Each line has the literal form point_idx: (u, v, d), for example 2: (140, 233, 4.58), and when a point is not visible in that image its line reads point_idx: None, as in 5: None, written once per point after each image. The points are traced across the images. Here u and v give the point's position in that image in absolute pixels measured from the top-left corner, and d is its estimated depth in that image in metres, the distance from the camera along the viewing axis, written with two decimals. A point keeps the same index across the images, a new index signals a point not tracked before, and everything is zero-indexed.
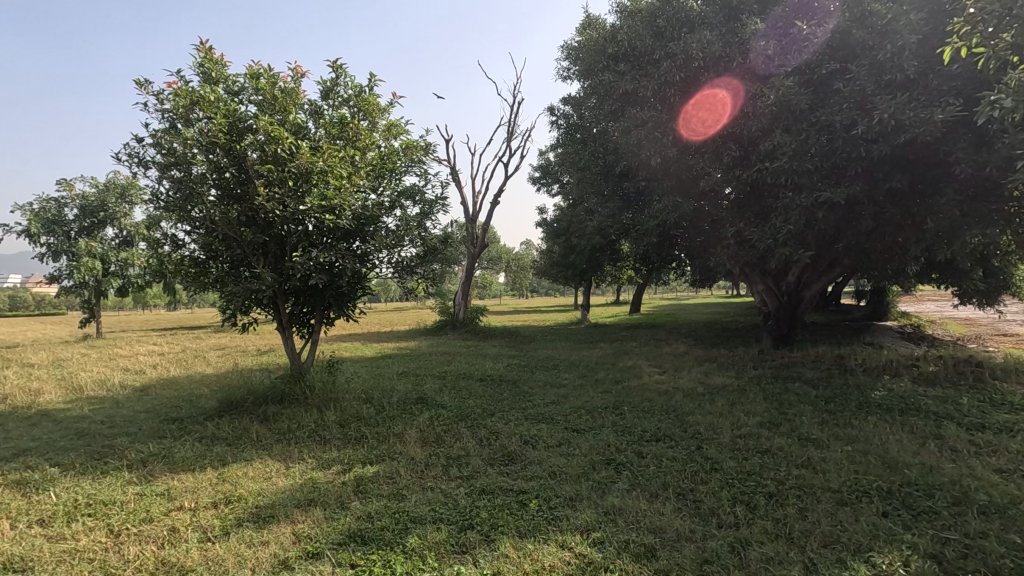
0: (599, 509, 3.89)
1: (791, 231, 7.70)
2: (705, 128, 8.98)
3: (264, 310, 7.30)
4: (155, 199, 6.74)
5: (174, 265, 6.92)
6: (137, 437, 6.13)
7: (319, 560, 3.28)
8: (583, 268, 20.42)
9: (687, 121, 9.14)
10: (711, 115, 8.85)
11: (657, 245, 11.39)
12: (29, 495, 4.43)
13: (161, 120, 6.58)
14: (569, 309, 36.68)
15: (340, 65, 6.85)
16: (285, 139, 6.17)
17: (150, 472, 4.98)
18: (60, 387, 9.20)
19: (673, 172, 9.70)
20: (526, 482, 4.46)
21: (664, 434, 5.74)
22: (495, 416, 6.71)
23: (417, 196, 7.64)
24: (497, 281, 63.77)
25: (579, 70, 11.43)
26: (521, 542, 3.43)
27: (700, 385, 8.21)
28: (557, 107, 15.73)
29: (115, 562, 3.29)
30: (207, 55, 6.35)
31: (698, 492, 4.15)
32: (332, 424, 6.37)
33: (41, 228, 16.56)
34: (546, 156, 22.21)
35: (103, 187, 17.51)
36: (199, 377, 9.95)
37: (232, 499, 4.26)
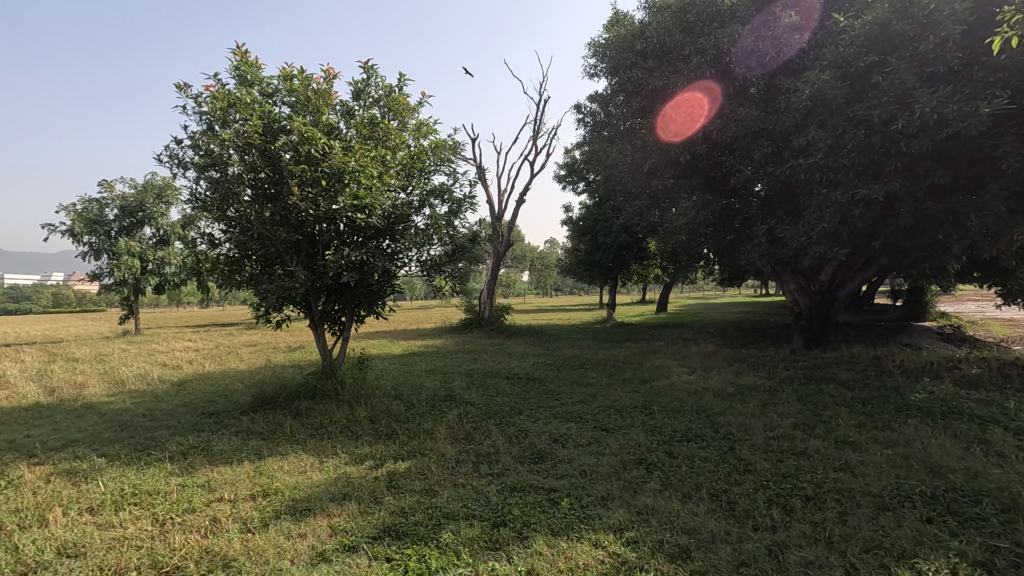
0: (632, 508, 3.87)
1: (826, 229, 7.52)
2: (682, 129, 9.49)
3: (297, 307, 7.45)
4: (193, 198, 6.94)
5: (211, 263, 7.12)
6: (176, 430, 6.32)
7: (355, 553, 3.35)
8: (610, 266, 20.28)
9: (675, 126, 9.53)
10: (694, 114, 9.28)
11: (686, 244, 11.24)
12: (78, 484, 4.62)
13: (199, 122, 6.77)
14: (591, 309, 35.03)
15: (370, 66, 6.96)
16: (319, 140, 6.28)
17: (191, 464, 5.14)
18: (103, 380, 9.56)
19: (701, 168, 9.90)
20: (556, 481, 4.47)
21: (695, 435, 5.67)
22: (523, 414, 6.73)
23: (445, 195, 7.70)
24: (522, 280, 63.84)
25: (606, 68, 11.36)
26: (555, 539, 3.44)
27: (731, 385, 8.09)
28: (583, 105, 15.63)
29: (161, 550, 3.41)
30: (243, 58, 6.51)
31: (733, 494, 4.10)
32: (363, 420, 6.48)
33: (84, 228, 17.23)
34: (572, 155, 22.15)
35: (142, 188, 18.10)
36: (233, 373, 10.23)
37: (270, 492, 4.37)
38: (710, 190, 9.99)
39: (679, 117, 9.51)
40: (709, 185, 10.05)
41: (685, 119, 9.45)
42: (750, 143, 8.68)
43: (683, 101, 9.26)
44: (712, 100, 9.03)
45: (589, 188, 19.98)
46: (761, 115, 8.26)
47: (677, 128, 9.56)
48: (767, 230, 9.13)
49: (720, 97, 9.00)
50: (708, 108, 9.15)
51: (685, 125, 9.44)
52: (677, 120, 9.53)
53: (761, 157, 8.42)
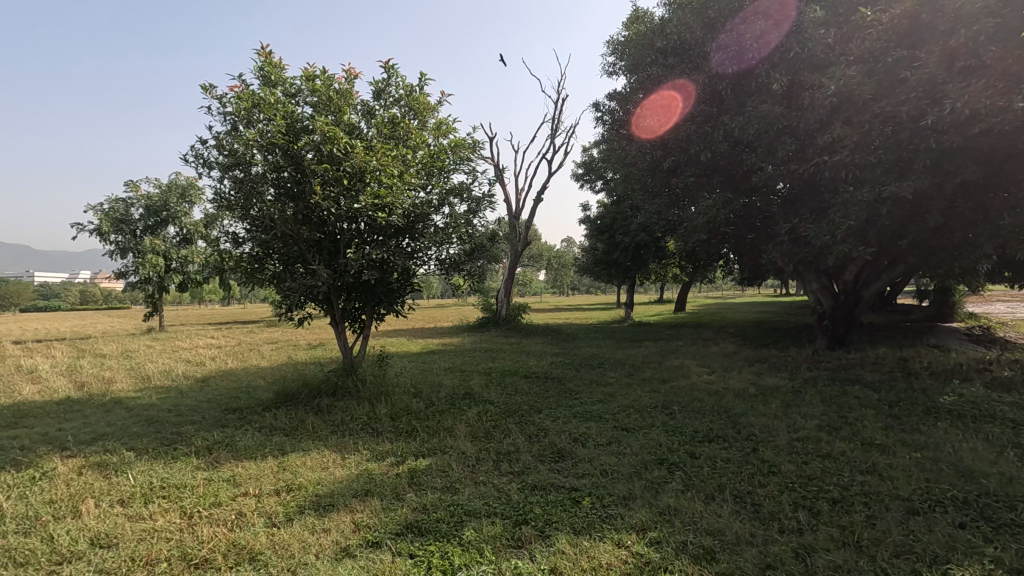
0: (654, 509, 3.84)
1: (851, 227, 7.40)
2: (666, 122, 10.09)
3: (318, 305, 7.53)
4: (218, 197, 7.07)
5: (234, 261, 7.24)
6: (201, 426, 6.43)
7: (379, 549, 3.38)
8: (628, 265, 20.13)
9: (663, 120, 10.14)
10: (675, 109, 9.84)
11: (706, 243, 11.11)
12: (109, 477, 4.73)
13: (224, 122, 6.89)
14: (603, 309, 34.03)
15: (391, 66, 7.00)
16: (340, 139, 6.32)
17: (216, 458, 5.23)
18: (130, 376, 9.77)
19: (722, 166, 9.69)
20: (577, 480, 4.45)
21: (717, 436, 5.61)
22: (542, 413, 6.72)
23: (465, 194, 7.72)
24: (538, 279, 63.81)
25: (626, 65, 11.28)
26: (577, 538, 3.43)
27: (752, 386, 7.99)
28: (601, 103, 15.51)
29: (190, 543, 3.48)
30: (267, 59, 6.60)
31: (757, 496, 4.05)
32: (383, 418, 6.53)
33: (110, 227, 17.61)
34: (590, 153, 22.02)
35: (166, 188, 18.41)
36: (255, 370, 10.36)
37: (293, 487, 4.43)
38: (731, 188, 9.84)
39: (659, 113, 10.21)
40: (730, 183, 9.90)
41: (668, 116, 10.06)
42: (773, 140, 8.55)
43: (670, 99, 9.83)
44: (688, 99, 9.52)
45: (607, 187, 19.84)
46: (785, 112, 8.13)
47: (658, 122, 10.25)
48: (790, 228, 8.98)
49: (739, 94, 8.96)
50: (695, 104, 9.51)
51: (666, 121, 10.10)
52: (664, 116, 10.13)
53: (784, 155, 8.29)
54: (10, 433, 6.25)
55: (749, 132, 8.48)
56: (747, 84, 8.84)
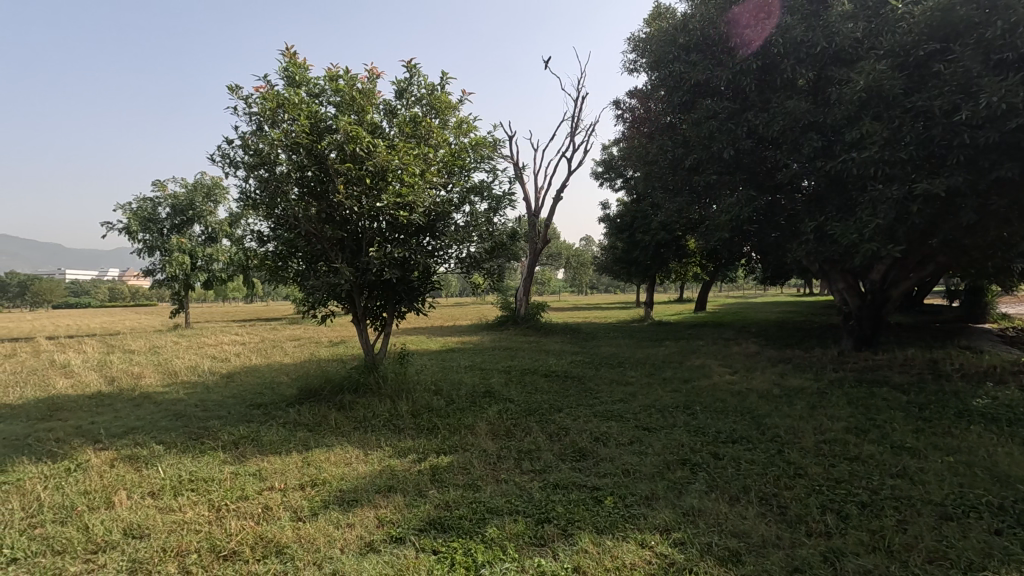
0: (677, 509, 3.81)
1: (880, 225, 7.22)
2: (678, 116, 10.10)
3: (341, 303, 7.62)
4: (243, 197, 7.21)
5: (259, 260, 7.37)
6: (228, 420, 6.56)
7: (402, 545, 3.40)
8: (648, 264, 19.95)
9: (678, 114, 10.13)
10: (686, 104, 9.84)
11: (728, 242, 10.96)
12: (140, 469, 4.86)
13: (250, 122, 7.01)
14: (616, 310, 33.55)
15: (413, 65, 7.04)
16: (363, 139, 6.38)
17: (242, 453, 5.32)
18: (158, 372, 10.01)
19: (746, 164, 9.51)
20: (599, 479, 4.43)
21: (740, 437, 5.54)
22: (563, 412, 6.71)
23: (485, 192, 7.73)
24: (556, 277, 63.70)
25: (647, 62, 11.17)
26: (600, 538, 3.41)
27: (777, 386, 7.85)
28: (622, 100, 15.39)
29: (219, 535, 3.55)
30: (292, 59, 6.69)
31: (782, 498, 3.98)
32: (405, 414, 6.58)
33: (139, 226, 18.06)
34: (610, 150, 21.84)
35: (191, 187, 18.78)
36: (278, 366, 10.53)
37: (318, 482, 4.48)
38: (754, 185, 9.68)
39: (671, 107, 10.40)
40: (753, 181, 9.73)
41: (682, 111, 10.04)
42: (798, 137, 8.38)
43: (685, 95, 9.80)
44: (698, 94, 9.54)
45: (627, 185, 19.68)
46: (811, 108, 7.97)
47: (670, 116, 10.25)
48: (816, 226, 8.81)
49: (765, 90, 8.78)
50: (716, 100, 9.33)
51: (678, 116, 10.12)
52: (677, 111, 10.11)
53: (809, 152, 8.13)
54: (46, 425, 6.46)
55: (773, 128, 8.32)
56: (772, 79, 8.67)
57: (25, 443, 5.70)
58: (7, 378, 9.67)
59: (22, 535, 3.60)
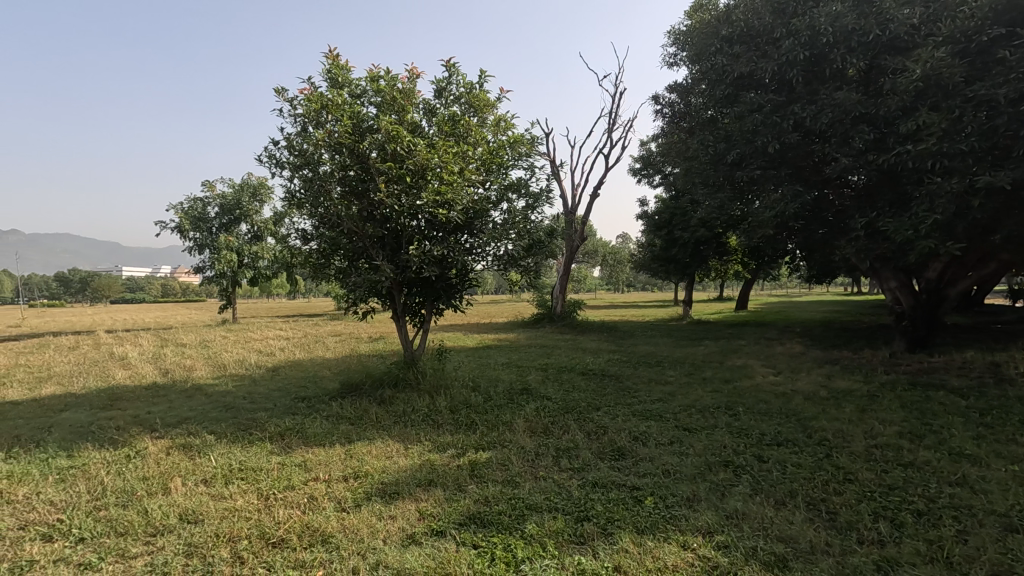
0: (721, 512, 3.73)
1: (938, 221, 6.88)
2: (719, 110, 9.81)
3: (381, 300, 7.78)
4: (288, 196, 7.44)
5: (303, 257, 7.60)
6: (274, 412, 6.80)
7: (443, 538, 3.45)
8: (687, 262, 19.57)
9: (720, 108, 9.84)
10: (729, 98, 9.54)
11: (772, 239, 10.63)
12: (193, 458, 5.08)
13: (295, 124, 7.22)
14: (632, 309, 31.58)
15: (452, 64, 7.11)
16: (403, 138, 6.49)
17: (288, 444, 5.49)
18: (208, 364, 10.44)
19: (792, 158, 9.19)
20: (639, 478, 4.39)
21: (786, 440, 5.37)
22: (600, 410, 6.66)
23: (523, 189, 7.73)
24: (592, 275, 63.23)
25: (690, 55, 10.94)
26: (641, 538, 3.38)
27: (824, 389, 7.57)
28: (661, 95, 15.14)
29: (268, 523, 3.67)
30: (335, 61, 6.86)
31: (832, 504, 3.85)
32: (443, 410, 6.67)
33: (190, 225, 18.88)
34: (648, 146, 21.50)
35: (238, 187, 19.49)
36: (320, 361, 10.84)
37: (360, 475, 4.59)
38: (800, 180, 9.34)
39: (713, 101, 10.12)
40: (799, 176, 9.39)
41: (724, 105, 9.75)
42: (848, 130, 8.05)
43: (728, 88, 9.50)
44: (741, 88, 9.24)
45: (666, 182, 19.33)
46: (862, 99, 7.65)
47: None
48: (867, 223, 8.45)
49: (814, 81, 8.46)
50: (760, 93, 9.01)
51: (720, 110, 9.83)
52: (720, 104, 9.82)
53: (860, 145, 7.81)
54: (107, 414, 6.83)
55: (821, 121, 8.00)
56: (820, 70, 8.36)
57: (90, 430, 6.05)
58: (72, 369, 10.27)
59: (88, 517, 3.82)
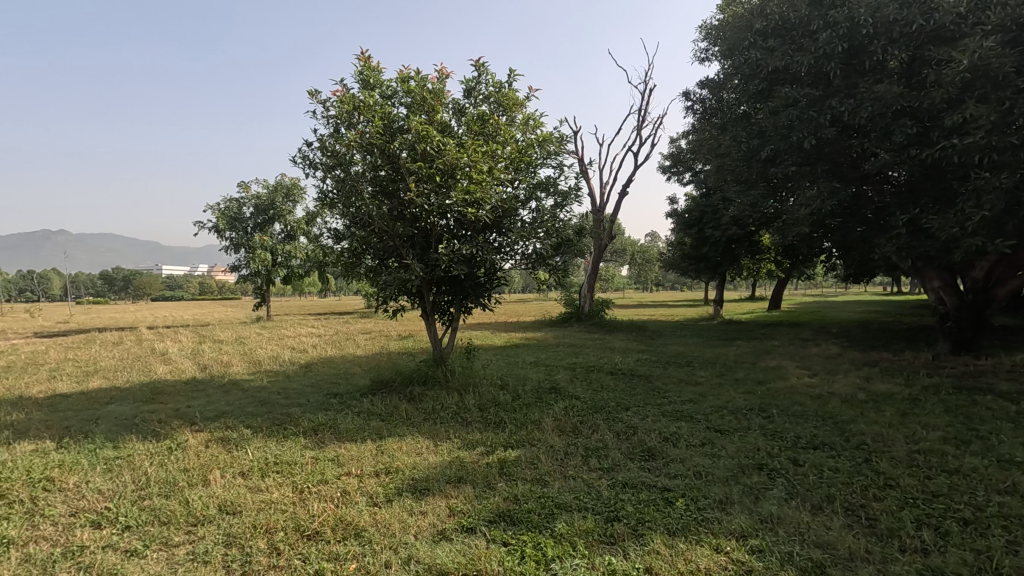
0: (755, 515, 3.66)
1: (985, 217, 6.60)
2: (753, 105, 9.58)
3: (410, 298, 7.87)
4: (321, 196, 7.60)
5: (334, 256, 7.75)
6: (307, 408, 6.95)
7: (473, 535, 3.48)
8: (718, 261, 19.23)
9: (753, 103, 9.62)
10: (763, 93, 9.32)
11: (807, 237, 10.35)
12: (231, 450, 5.24)
13: (327, 125, 7.37)
14: (656, 309, 30.94)
15: (482, 63, 7.14)
16: (433, 137, 6.55)
17: (321, 439, 5.61)
18: (244, 360, 10.74)
19: (828, 154, 8.93)
20: (670, 480, 4.34)
21: (822, 443, 5.23)
22: (630, 411, 6.60)
23: (552, 188, 7.71)
24: (621, 274, 62.68)
25: (723, 50, 10.72)
26: (672, 540, 3.34)
27: (862, 391, 7.35)
28: (693, 91, 14.90)
29: (303, 515, 3.76)
30: (366, 63, 6.97)
31: (871, 510, 3.74)
32: (472, 408, 6.71)
33: (226, 225, 19.46)
34: (678, 143, 21.18)
35: (272, 188, 19.98)
36: (351, 358, 11.03)
37: (391, 470, 4.66)
38: (838, 177, 9.07)
39: (746, 96, 9.90)
40: (836, 172, 9.11)
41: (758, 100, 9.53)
42: (889, 124, 7.77)
43: (762, 83, 9.28)
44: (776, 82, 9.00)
45: (696, 179, 19.02)
46: (905, 91, 7.38)
47: None
48: (909, 220, 8.16)
49: (852, 75, 8.22)
50: (796, 87, 8.78)
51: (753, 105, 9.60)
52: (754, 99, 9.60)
53: (901, 139, 7.55)
54: (150, 407, 7.10)
55: (860, 115, 7.74)
56: (860, 63, 8.10)
57: (134, 422, 6.30)
58: (117, 363, 10.70)
59: (134, 505, 3.98)
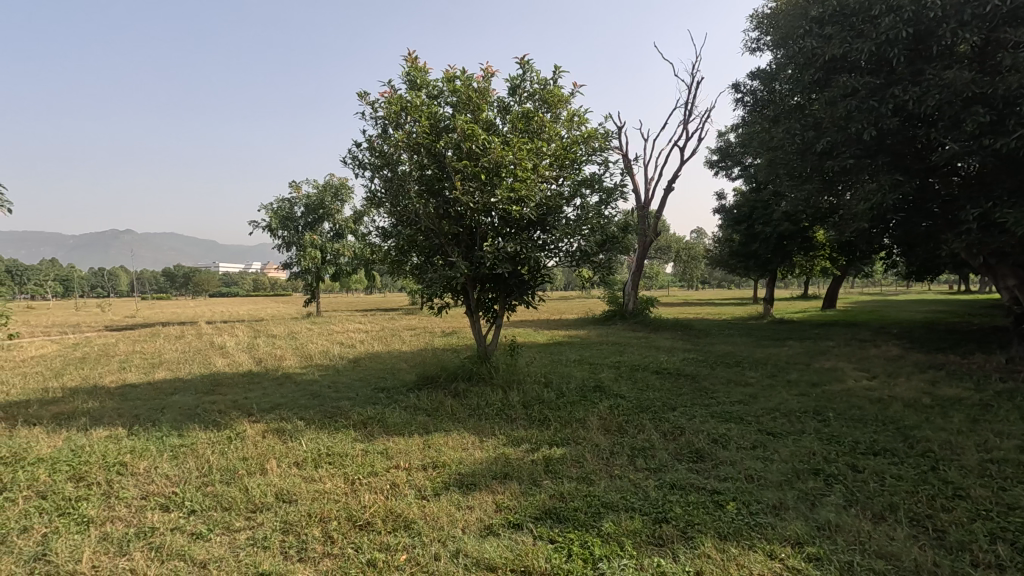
0: (811, 522, 3.53)
1: None
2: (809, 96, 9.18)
3: (455, 295, 7.96)
4: (370, 196, 7.81)
5: (381, 254, 7.95)
6: (356, 401, 7.15)
7: (520, 531, 3.50)
8: (768, 258, 18.59)
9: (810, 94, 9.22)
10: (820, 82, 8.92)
11: (867, 233, 9.88)
12: (286, 441, 5.45)
13: (376, 126, 7.55)
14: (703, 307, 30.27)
15: (526, 61, 7.15)
16: (479, 136, 6.61)
17: (370, 432, 5.76)
18: (296, 354, 11.15)
19: (890, 146, 8.49)
20: (719, 482, 4.24)
21: (883, 449, 4.99)
22: (677, 411, 6.48)
23: (597, 185, 7.65)
24: (665, 271, 61.51)
25: (777, 38, 10.30)
26: (723, 544, 3.26)
27: (927, 396, 6.96)
28: (743, 83, 14.44)
29: (355, 506, 3.88)
30: (413, 64, 7.10)
31: (939, 521, 3.54)
32: (516, 405, 6.74)
33: (279, 224, 20.22)
34: (727, 136, 20.56)
35: (322, 188, 20.58)
36: (397, 353, 11.27)
37: (438, 465, 4.74)
38: (901, 169, 8.61)
39: (801, 86, 9.50)
40: (899, 164, 8.64)
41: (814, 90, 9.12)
42: (959, 112, 7.31)
43: (819, 72, 8.88)
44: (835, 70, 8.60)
45: (745, 173, 18.46)
46: (977, 77, 6.93)
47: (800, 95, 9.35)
48: (980, 214, 7.66)
49: (918, 62, 7.78)
50: (856, 76, 8.36)
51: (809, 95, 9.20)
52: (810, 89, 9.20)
53: (972, 128, 7.10)
54: (210, 398, 7.47)
55: (926, 104, 7.30)
56: (926, 48, 7.65)
57: (196, 412, 6.65)
58: (180, 356, 11.32)
59: (198, 491, 4.20)
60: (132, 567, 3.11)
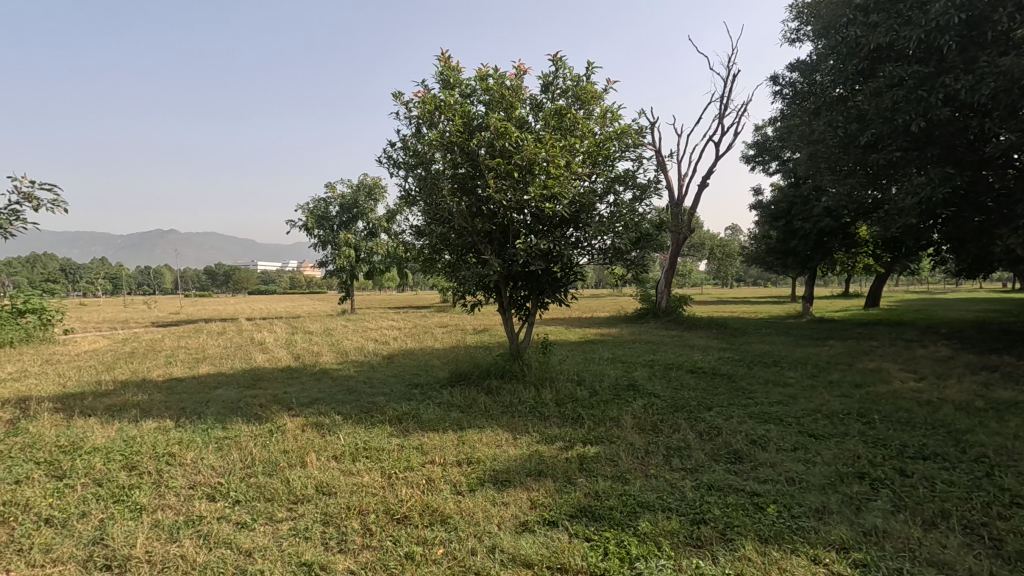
0: (856, 527, 3.42)
1: None
2: None
3: (488, 293, 7.99)
4: (404, 194, 7.91)
5: (415, 253, 8.06)
6: (391, 397, 7.27)
7: (556, 528, 3.49)
8: (808, 255, 18.05)
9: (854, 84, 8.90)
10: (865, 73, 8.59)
11: (914, 228, 9.49)
12: (325, 435, 5.58)
13: (410, 125, 7.64)
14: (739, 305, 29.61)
15: (559, 58, 7.12)
16: (511, 134, 6.60)
17: (405, 428, 5.84)
18: (332, 351, 11.39)
19: (940, 137, 8.12)
20: (759, 484, 4.14)
21: (934, 453, 4.79)
22: (713, 411, 6.35)
23: (630, 181, 7.56)
24: (698, 269, 60.39)
25: (819, 27, 9.95)
26: (765, 547, 3.19)
27: (981, 398, 6.65)
28: (781, 74, 14.04)
29: (392, 499, 3.94)
30: (446, 63, 7.15)
31: (995, 529, 3.38)
32: (549, 403, 6.73)
33: (315, 223, 20.72)
34: (764, 130, 20.05)
35: (356, 188, 20.96)
36: (430, 350, 11.40)
37: (473, 461, 4.77)
38: (952, 161, 8.23)
39: (844, 77, 9.16)
40: (950, 157, 8.27)
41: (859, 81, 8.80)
42: (1016, 101, 6.94)
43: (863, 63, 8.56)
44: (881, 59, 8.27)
45: (784, 168, 17.95)
46: None
47: None
48: None
49: (970, 49, 7.40)
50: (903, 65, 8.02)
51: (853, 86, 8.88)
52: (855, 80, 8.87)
53: None
54: (252, 392, 7.70)
55: (980, 93, 6.95)
56: (980, 34, 7.28)
57: (238, 406, 6.86)
58: (223, 351, 11.69)
59: (243, 482, 4.34)
60: (182, 554, 3.23)
